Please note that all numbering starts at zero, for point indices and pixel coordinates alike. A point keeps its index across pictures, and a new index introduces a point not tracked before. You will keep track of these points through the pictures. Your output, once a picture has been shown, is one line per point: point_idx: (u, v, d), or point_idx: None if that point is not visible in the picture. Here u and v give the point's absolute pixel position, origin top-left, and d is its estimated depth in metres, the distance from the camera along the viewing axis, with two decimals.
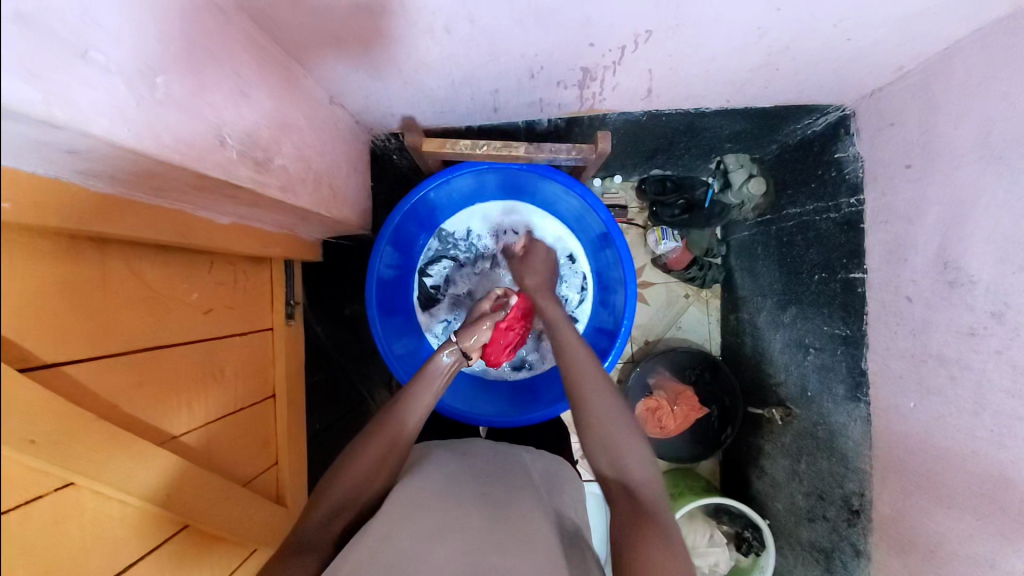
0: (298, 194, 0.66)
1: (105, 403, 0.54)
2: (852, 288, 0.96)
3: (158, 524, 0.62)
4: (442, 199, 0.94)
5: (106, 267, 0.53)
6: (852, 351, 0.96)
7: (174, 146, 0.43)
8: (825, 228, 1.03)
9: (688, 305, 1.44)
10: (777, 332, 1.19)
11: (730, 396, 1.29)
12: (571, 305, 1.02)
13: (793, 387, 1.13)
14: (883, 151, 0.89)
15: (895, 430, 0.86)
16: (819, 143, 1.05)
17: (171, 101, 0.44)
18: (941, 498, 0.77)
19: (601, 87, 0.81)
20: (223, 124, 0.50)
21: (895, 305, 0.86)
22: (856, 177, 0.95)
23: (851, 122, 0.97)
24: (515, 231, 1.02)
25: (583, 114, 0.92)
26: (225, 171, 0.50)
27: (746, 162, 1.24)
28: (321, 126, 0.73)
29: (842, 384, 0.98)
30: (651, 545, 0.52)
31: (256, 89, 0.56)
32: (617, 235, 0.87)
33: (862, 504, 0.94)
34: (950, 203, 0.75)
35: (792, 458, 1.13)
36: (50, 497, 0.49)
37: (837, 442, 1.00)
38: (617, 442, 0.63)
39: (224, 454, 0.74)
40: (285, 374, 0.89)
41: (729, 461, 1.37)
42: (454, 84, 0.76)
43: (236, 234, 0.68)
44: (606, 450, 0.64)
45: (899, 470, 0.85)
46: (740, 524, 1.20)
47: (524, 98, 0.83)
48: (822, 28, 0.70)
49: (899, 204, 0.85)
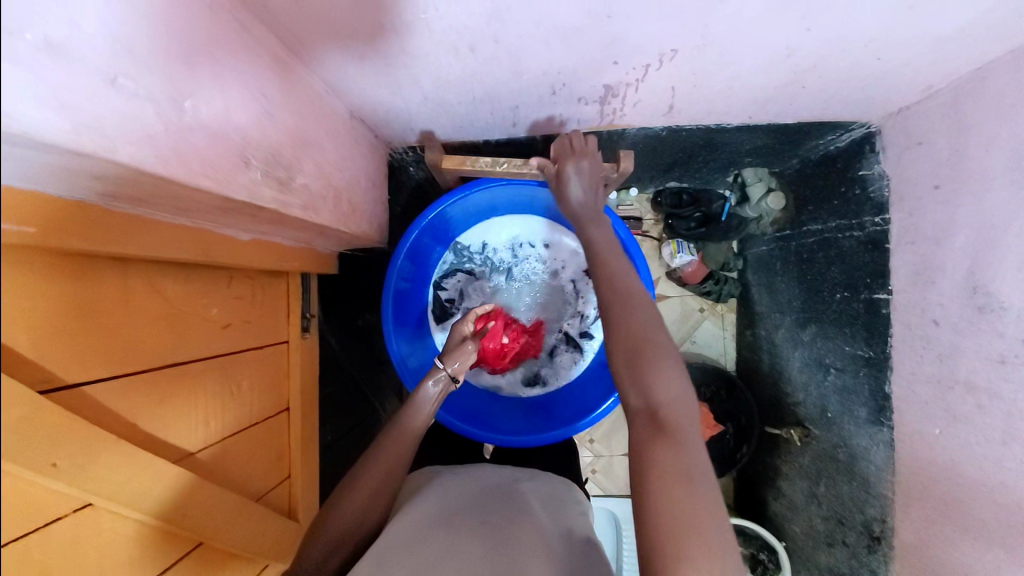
0: (319, 212, 0.65)
1: (123, 421, 0.54)
2: (876, 309, 0.94)
3: (173, 542, 0.62)
4: (459, 213, 0.93)
5: (129, 286, 0.53)
6: (875, 374, 0.93)
7: (200, 171, 0.43)
8: (848, 246, 1.01)
9: (703, 319, 1.42)
10: (797, 350, 1.17)
11: (746, 414, 1.26)
12: (587, 321, 1.01)
13: (812, 407, 1.11)
14: (910, 171, 0.87)
15: (919, 456, 0.83)
16: (842, 160, 1.03)
17: (198, 124, 0.43)
18: (967, 528, 0.73)
19: (622, 103, 0.80)
20: (248, 145, 0.50)
21: (921, 328, 0.83)
22: (882, 196, 0.93)
23: (877, 140, 0.95)
24: (531, 245, 1.02)
25: (603, 128, 0.91)
26: (249, 193, 0.50)
27: (764, 175, 1.23)
28: (342, 142, 0.73)
29: (864, 407, 0.96)
30: (660, 480, 0.47)
31: (280, 109, 0.56)
32: (637, 252, 0.87)
33: (882, 529, 0.90)
34: (980, 226, 0.73)
35: (811, 480, 1.10)
36: (68, 519, 0.48)
37: (858, 465, 0.97)
38: (648, 373, 0.55)
39: (238, 469, 0.74)
40: (300, 387, 0.89)
41: (744, 479, 1.35)
42: (474, 100, 0.76)
43: (255, 250, 0.68)
44: (636, 380, 0.55)
45: (922, 497, 0.82)
46: (756, 545, 1.18)
47: (544, 113, 0.82)
48: (852, 47, 0.68)
49: (926, 225, 0.83)
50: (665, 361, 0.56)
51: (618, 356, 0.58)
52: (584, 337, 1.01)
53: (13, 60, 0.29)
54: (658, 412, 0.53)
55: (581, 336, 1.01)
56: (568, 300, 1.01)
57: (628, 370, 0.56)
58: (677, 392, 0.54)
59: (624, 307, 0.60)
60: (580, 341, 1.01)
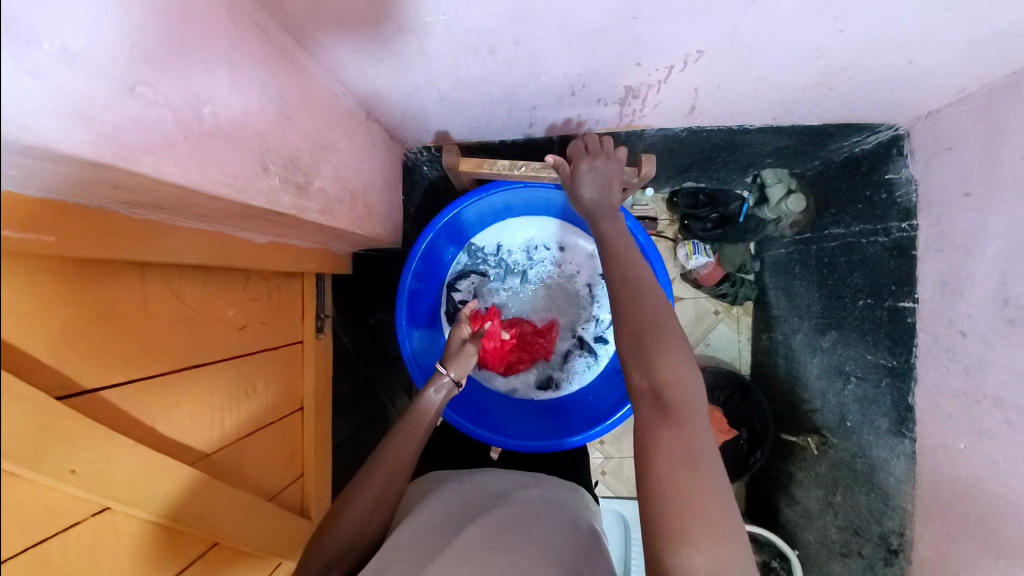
0: (335, 215, 0.65)
1: (141, 426, 0.54)
2: (901, 318, 0.91)
3: (189, 542, 0.63)
4: (475, 214, 0.92)
5: (146, 290, 0.53)
6: (898, 384, 0.91)
7: (219, 179, 0.43)
8: (872, 251, 0.98)
9: (718, 322, 1.40)
10: (815, 356, 1.14)
11: (761, 420, 1.24)
12: (601, 325, 0.99)
13: (830, 416, 1.09)
14: (939, 176, 0.84)
15: (943, 471, 0.80)
16: (867, 162, 0.99)
17: (217, 131, 0.43)
18: (991, 546, 0.71)
19: (642, 104, 0.78)
20: (267, 151, 0.49)
21: (949, 340, 0.81)
22: (909, 202, 0.90)
23: (905, 142, 0.91)
24: (546, 247, 1.00)
25: (621, 129, 0.89)
26: (267, 199, 0.49)
27: (784, 176, 1.20)
28: (358, 143, 0.72)
29: (885, 418, 0.93)
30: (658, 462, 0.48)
31: (298, 113, 0.55)
32: (655, 256, 0.85)
33: (901, 543, 0.88)
34: (1014, 236, 0.70)
35: (827, 489, 1.08)
36: (86, 523, 0.49)
37: (877, 477, 0.95)
38: (657, 357, 0.54)
39: (253, 469, 0.74)
40: (314, 387, 0.89)
41: (755, 484, 1.33)
42: (491, 101, 0.75)
43: (272, 253, 0.67)
44: (643, 365, 0.54)
45: (945, 514, 0.80)
46: (768, 553, 1.16)
47: (562, 114, 0.80)
48: (885, 49, 0.65)
49: (955, 233, 0.80)
50: (673, 346, 0.55)
51: (624, 338, 0.57)
52: (598, 341, 1.00)
53: (31, 71, 0.28)
54: (662, 393, 0.52)
55: (596, 340, 1.00)
56: (582, 303, 1.00)
57: (634, 351, 0.55)
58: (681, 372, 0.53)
59: (634, 290, 0.59)
60: (594, 346, 1.00)
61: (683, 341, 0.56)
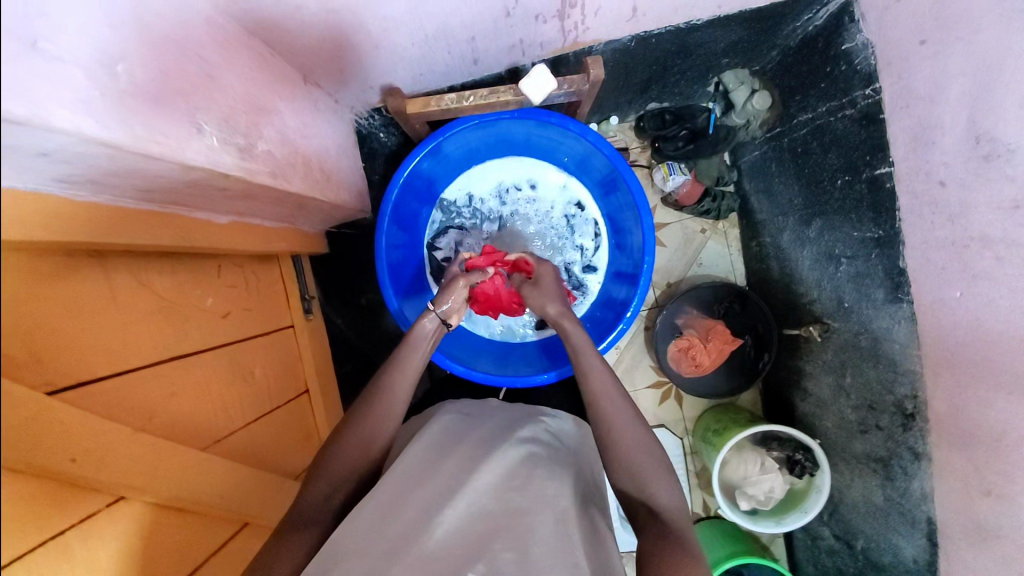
0: (290, 179, 0.65)
1: (139, 415, 0.53)
2: (879, 185, 0.90)
3: (218, 524, 0.64)
4: (436, 167, 0.92)
5: (113, 281, 0.52)
6: (887, 252, 0.91)
7: (147, 136, 0.42)
8: (842, 127, 0.97)
9: (706, 240, 1.37)
10: (804, 248, 1.14)
11: (763, 323, 1.24)
12: (588, 255, 0.99)
13: (828, 301, 1.09)
14: (894, 32, 0.83)
15: (942, 323, 0.81)
16: (822, 39, 0.98)
17: (137, 88, 0.42)
18: (1001, 386, 0.72)
19: (582, 13, 0.76)
20: (196, 110, 0.49)
21: (928, 193, 0.80)
22: (869, 66, 0.89)
23: (854, 8, 0.90)
24: (518, 188, 1.00)
25: (568, 50, 0.86)
26: (207, 158, 0.49)
27: (745, 78, 1.17)
28: (296, 107, 0.70)
29: (881, 288, 0.93)
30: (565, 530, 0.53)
31: (224, 73, 0.55)
32: (626, 173, 0.83)
33: (916, 406, 0.89)
34: (975, 70, 0.70)
35: (837, 373, 1.10)
36: (105, 513, 0.49)
37: (882, 347, 0.95)
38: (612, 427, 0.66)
39: (268, 452, 0.75)
40: (314, 367, 0.90)
41: (769, 388, 1.34)
42: (426, 40, 0.73)
43: (236, 232, 0.65)
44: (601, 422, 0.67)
45: (952, 364, 0.80)
46: (791, 447, 1.16)
47: (503, 41, 0.78)
48: None
49: (917, 85, 0.80)
50: (626, 434, 0.65)
51: (602, 406, 0.67)
52: (587, 271, 1.00)
53: None
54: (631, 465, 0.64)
55: (584, 270, 0.99)
56: (564, 235, 1.00)
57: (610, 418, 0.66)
58: (632, 435, 0.66)
59: (599, 422, 0.67)
60: (584, 276, 0.99)
61: (622, 402, 0.67)
